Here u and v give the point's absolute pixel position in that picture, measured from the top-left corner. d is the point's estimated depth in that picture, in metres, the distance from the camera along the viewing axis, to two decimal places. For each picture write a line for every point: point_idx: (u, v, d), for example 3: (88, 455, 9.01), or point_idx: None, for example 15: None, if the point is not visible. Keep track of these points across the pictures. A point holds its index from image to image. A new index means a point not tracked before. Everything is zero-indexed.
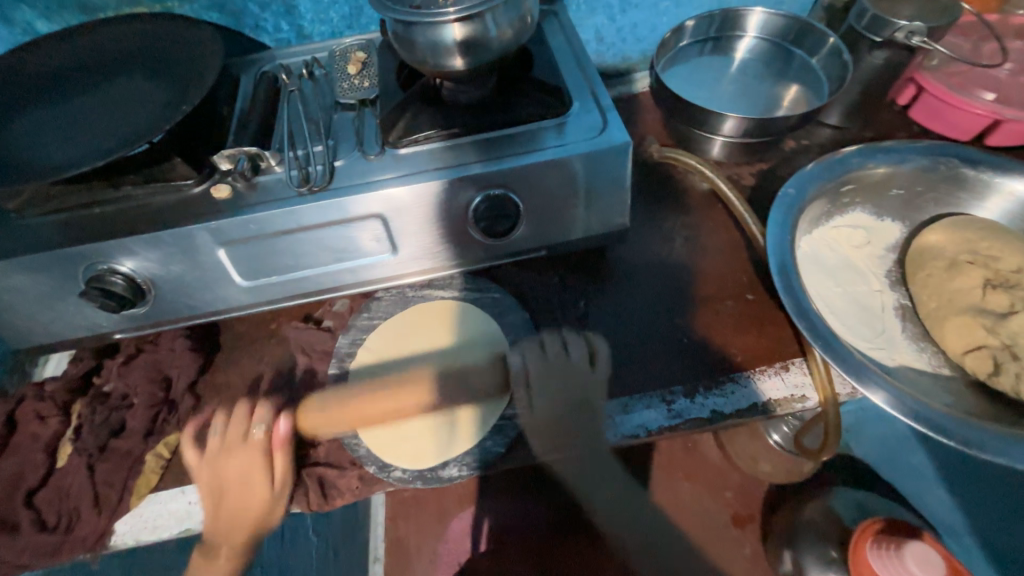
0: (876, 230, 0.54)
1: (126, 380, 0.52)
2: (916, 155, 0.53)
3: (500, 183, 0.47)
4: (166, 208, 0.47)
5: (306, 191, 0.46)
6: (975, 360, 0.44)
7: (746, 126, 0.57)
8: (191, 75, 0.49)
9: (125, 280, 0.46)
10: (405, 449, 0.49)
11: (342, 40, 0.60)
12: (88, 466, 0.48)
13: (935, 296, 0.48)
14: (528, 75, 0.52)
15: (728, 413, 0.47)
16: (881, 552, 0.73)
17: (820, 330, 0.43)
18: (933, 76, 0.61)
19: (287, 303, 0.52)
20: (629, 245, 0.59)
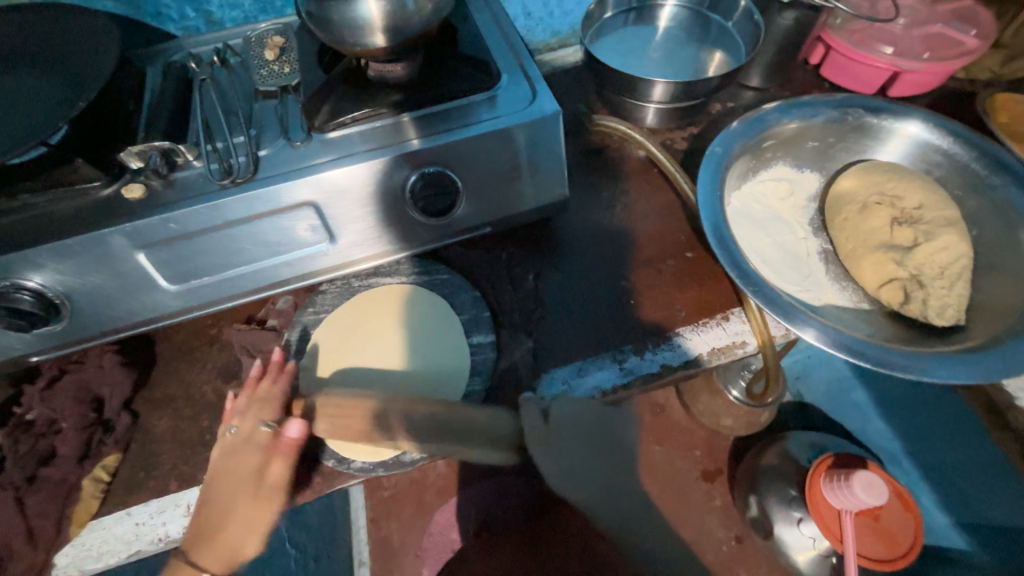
0: (797, 182, 0.57)
1: (51, 404, 0.48)
2: (826, 107, 0.56)
3: (434, 161, 0.47)
4: (72, 214, 0.43)
5: (229, 183, 0.44)
6: (888, 292, 0.48)
7: (672, 90, 0.59)
8: (84, 68, 0.45)
9: (34, 296, 0.42)
10: (366, 443, 0.48)
11: (256, 25, 0.57)
12: (16, 501, 0.44)
13: (852, 237, 0.52)
14: (454, 50, 0.51)
15: (676, 365, 0.49)
16: (832, 483, 0.79)
17: (751, 277, 0.46)
18: (839, 34, 0.65)
19: (224, 304, 0.50)
20: (573, 215, 0.59)
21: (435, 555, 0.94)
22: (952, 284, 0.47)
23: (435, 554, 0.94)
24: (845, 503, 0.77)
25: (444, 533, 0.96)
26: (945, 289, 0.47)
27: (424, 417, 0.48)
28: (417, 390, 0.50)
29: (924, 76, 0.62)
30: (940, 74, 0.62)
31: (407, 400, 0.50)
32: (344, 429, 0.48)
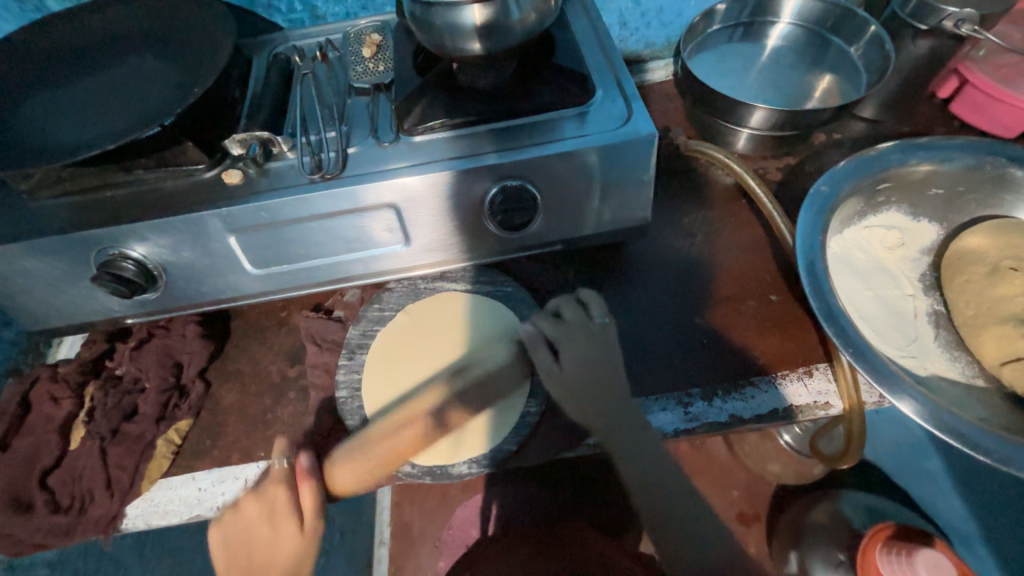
0: (912, 231, 0.51)
1: (138, 363, 0.52)
2: (960, 151, 0.49)
3: (517, 174, 0.46)
4: (176, 192, 0.46)
5: (318, 178, 0.45)
6: (1012, 373, 0.42)
7: (774, 118, 0.54)
8: (201, 55, 0.47)
9: (136, 265, 0.46)
10: (431, 445, 0.47)
11: (356, 21, 0.59)
12: (100, 450, 0.48)
13: (974, 302, 0.45)
14: (551, 60, 0.50)
15: (747, 418, 0.45)
16: (891, 557, 0.71)
17: (850, 335, 0.41)
18: (979, 67, 0.57)
19: (298, 291, 0.52)
20: (647, 240, 0.57)
21: (452, 548, 0.95)
22: None
23: (452, 547, 0.95)
24: None
25: (464, 529, 0.95)
26: None
27: (475, 427, 0.48)
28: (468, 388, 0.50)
29: None
30: None
31: (465, 403, 0.49)
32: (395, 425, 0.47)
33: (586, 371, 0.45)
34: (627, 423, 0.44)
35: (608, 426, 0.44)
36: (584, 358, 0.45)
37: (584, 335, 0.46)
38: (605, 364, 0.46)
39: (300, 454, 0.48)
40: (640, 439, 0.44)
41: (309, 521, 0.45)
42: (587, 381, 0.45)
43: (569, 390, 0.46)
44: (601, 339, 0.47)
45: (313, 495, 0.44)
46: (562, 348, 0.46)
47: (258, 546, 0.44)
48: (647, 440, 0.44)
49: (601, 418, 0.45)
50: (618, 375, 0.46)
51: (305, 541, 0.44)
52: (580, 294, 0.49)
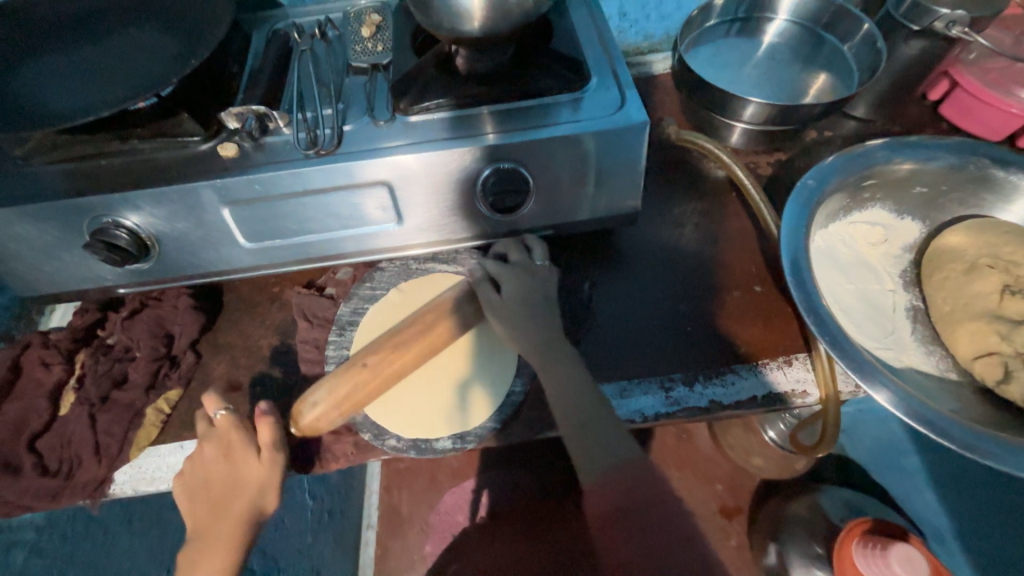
0: (895, 228, 0.52)
1: (129, 333, 0.52)
2: (944, 151, 0.51)
3: (509, 157, 0.46)
4: (172, 163, 0.46)
5: (312, 154, 0.45)
6: (983, 366, 0.43)
7: (767, 112, 0.55)
8: (200, 27, 0.47)
9: (129, 234, 0.46)
10: (437, 428, 0.48)
11: (356, 1, 0.59)
12: (89, 416, 0.49)
13: (951, 298, 0.47)
14: (547, 46, 0.50)
15: (726, 403, 0.47)
16: (866, 550, 0.72)
17: (828, 325, 0.42)
18: (970, 70, 0.58)
19: (289, 267, 0.52)
20: (638, 228, 0.57)
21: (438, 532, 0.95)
22: None
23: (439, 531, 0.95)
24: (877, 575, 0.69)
25: (451, 514, 0.95)
26: None
27: (480, 403, 0.49)
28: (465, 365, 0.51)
29: None
30: None
31: (463, 387, 0.50)
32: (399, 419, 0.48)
33: (519, 295, 0.48)
34: (558, 350, 0.46)
35: (546, 358, 0.46)
36: (521, 293, 0.48)
37: (523, 271, 0.48)
38: (538, 293, 0.48)
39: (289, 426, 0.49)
40: (579, 379, 0.45)
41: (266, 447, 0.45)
42: (523, 308, 0.47)
43: (515, 329, 0.47)
44: (540, 284, 0.49)
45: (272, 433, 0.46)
46: (505, 279, 0.48)
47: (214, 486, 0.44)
48: (574, 381, 0.44)
49: (541, 362, 0.46)
50: (542, 297, 0.48)
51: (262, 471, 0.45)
52: (526, 239, 0.51)
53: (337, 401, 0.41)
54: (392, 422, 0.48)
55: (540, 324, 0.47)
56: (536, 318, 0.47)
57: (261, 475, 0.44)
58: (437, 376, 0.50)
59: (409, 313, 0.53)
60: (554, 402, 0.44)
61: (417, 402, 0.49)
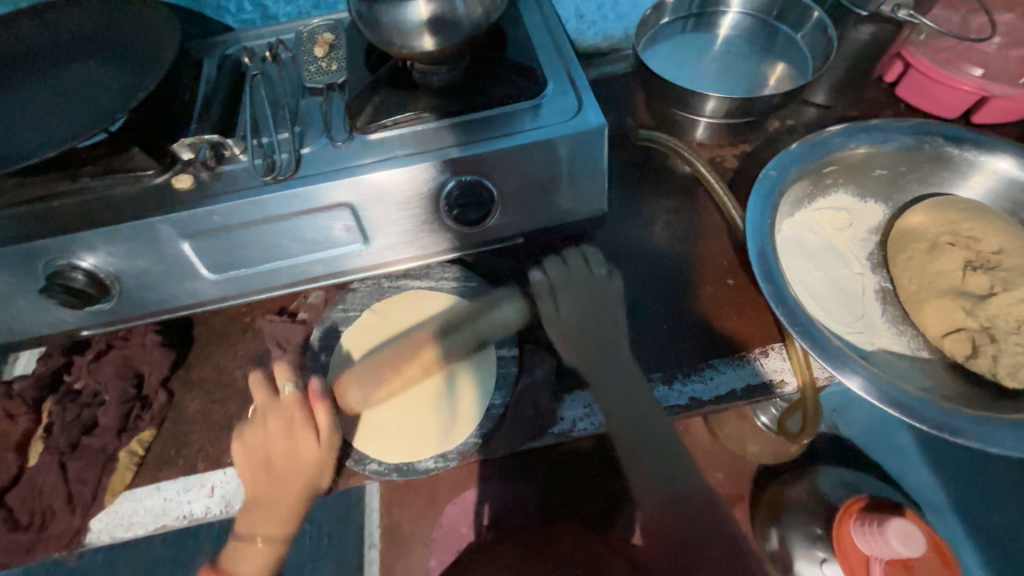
0: (859, 212, 0.53)
1: (96, 376, 0.51)
2: (900, 133, 0.51)
3: (472, 169, 0.46)
4: (126, 200, 0.45)
5: (271, 180, 0.45)
6: (953, 342, 0.44)
7: (727, 106, 0.55)
8: (145, 58, 0.46)
9: (86, 276, 0.45)
10: (416, 447, 0.48)
11: (308, 20, 0.58)
12: (60, 465, 0.47)
13: (916, 277, 0.47)
14: (502, 55, 0.50)
15: (706, 399, 0.47)
16: (864, 526, 0.73)
17: (798, 315, 0.43)
18: (921, 51, 0.59)
19: (258, 296, 0.51)
20: (610, 229, 0.57)
21: (442, 546, 0.93)
22: None
23: (442, 545, 0.94)
24: (877, 550, 0.71)
25: (454, 526, 0.95)
26: (1021, 346, 0.42)
27: (466, 417, 0.49)
28: (461, 376, 0.51)
29: (1014, 103, 0.56)
30: None
31: (448, 403, 0.50)
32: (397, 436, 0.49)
33: (580, 314, 0.50)
34: (604, 357, 0.48)
35: (596, 370, 0.48)
36: (582, 305, 0.50)
37: (585, 284, 0.51)
38: (603, 318, 0.50)
39: None
40: (633, 396, 0.47)
41: (326, 432, 0.48)
42: (583, 335, 0.49)
43: (567, 340, 0.50)
44: (600, 297, 0.51)
45: (330, 415, 0.48)
46: (560, 295, 0.51)
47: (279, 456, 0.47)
48: (636, 395, 0.46)
49: (593, 364, 0.49)
50: (614, 320, 0.50)
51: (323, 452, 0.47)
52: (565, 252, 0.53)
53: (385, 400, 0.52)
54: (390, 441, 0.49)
55: (591, 327, 0.50)
56: (605, 332, 0.49)
57: (321, 455, 0.47)
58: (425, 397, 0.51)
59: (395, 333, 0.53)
60: (612, 413, 0.46)
61: (401, 426, 0.50)
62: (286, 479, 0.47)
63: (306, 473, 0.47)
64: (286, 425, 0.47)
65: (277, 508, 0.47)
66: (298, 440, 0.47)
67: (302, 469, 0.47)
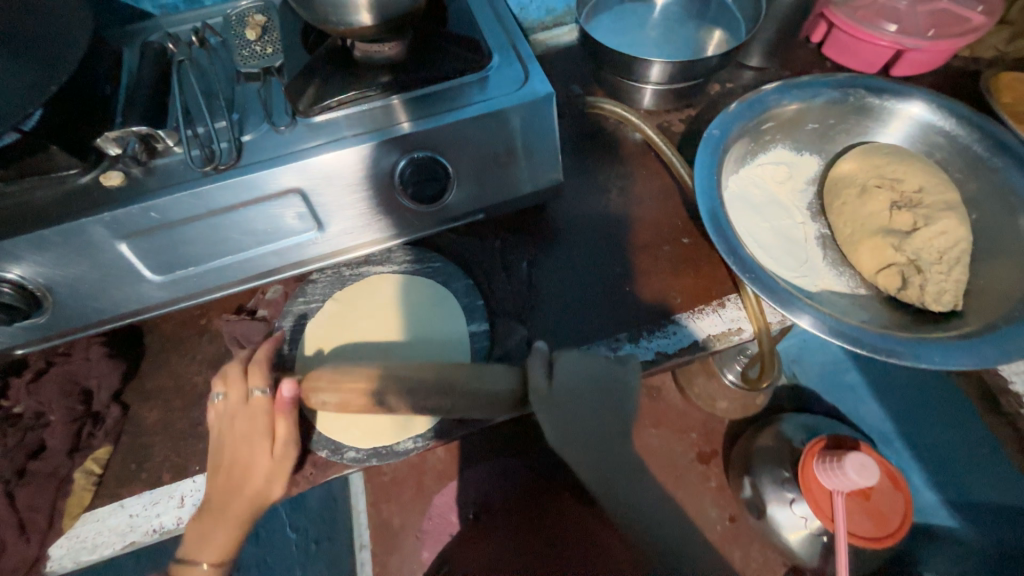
0: (797, 165, 0.56)
1: (37, 397, 0.48)
2: (827, 88, 0.55)
3: (423, 146, 0.45)
4: (50, 203, 0.42)
5: (211, 171, 0.42)
6: (885, 277, 0.47)
7: (670, 70, 0.57)
8: (53, 46, 0.42)
9: (13, 288, 0.41)
10: (375, 431, 0.48)
11: (236, 3, 0.55)
12: (6, 493, 0.44)
13: (850, 221, 0.51)
14: (444, 29, 0.49)
15: (671, 353, 0.49)
16: (824, 465, 0.78)
17: (747, 263, 0.45)
18: (842, 10, 0.63)
19: (211, 295, 0.49)
20: (568, 200, 0.58)
21: (434, 537, 0.93)
22: (950, 268, 0.47)
23: (435, 535, 0.93)
24: (838, 486, 0.75)
25: (443, 516, 0.95)
26: (942, 274, 0.46)
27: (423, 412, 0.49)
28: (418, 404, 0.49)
29: (926, 55, 0.61)
30: (943, 52, 0.61)
31: None
32: (361, 425, 0.48)
33: (584, 381, 0.46)
34: (611, 409, 0.47)
35: (560, 414, 0.46)
36: (581, 372, 0.46)
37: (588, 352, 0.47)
38: (594, 379, 0.46)
39: None
40: (590, 407, 0.46)
41: (281, 442, 0.45)
42: (581, 397, 0.46)
43: (557, 405, 0.45)
44: (610, 373, 0.46)
45: (291, 428, 0.45)
46: (558, 369, 0.45)
47: (237, 452, 0.44)
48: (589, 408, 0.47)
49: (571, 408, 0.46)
50: (623, 371, 0.47)
51: (277, 462, 0.44)
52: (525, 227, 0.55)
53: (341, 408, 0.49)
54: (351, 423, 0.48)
55: (593, 377, 0.46)
56: (602, 364, 0.47)
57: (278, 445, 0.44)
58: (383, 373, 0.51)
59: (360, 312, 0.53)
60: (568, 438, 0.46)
61: (362, 406, 0.49)
62: (236, 487, 0.44)
63: (253, 491, 0.44)
64: (248, 430, 0.44)
65: (224, 522, 0.45)
66: (255, 449, 0.44)
67: (252, 477, 0.44)
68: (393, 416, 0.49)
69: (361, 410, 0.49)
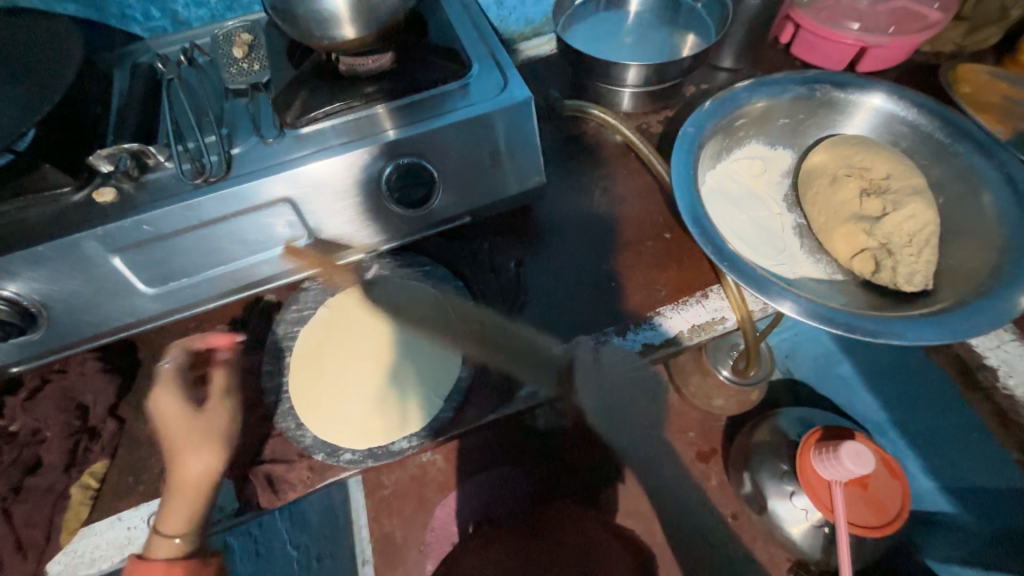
0: (770, 159, 0.59)
1: (34, 414, 0.48)
2: (794, 84, 0.57)
3: (409, 152, 0.47)
4: (44, 221, 0.43)
5: (202, 183, 0.44)
6: (860, 262, 0.49)
7: (645, 73, 0.59)
8: (43, 69, 0.43)
9: (9, 305, 0.42)
10: (368, 436, 0.49)
11: (223, 24, 0.57)
12: (3, 511, 0.45)
13: (824, 209, 0.53)
14: (425, 41, 0.51)
15: (658, 344, 0.50)
16: (821, 456, 0.78)
17: (726, 253, 0.46)
18: (806, 12, 0.66)
19: (205, 305, 0.50)
20: (553, 202, 0.60)
21: (438, 547, 0.90)
22: (920, 250, 0.49)
23: (438, 546, 0.90)
24: (835, 475, 0.75)
25: (446, 527, 0.91)
26: (913, 257, 0.48)
27: (417, 411, 0.50)
28: (412, 385, 0.52)
29: (889, 50, 0.64)
30: (905, 47, 0.64)
31: (400, 388, 0.52)
32: (354, 433, 0.49)
33: (553, 328, 0.51)
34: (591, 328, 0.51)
35: (534, 356, 0.50)
36: (552, 321, 0.52)
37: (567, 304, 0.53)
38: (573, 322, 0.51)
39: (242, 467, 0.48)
40: (574, 351, 0.50)
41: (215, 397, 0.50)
42: (560, 346, 0.50)
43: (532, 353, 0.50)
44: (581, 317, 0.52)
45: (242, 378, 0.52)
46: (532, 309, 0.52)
47: (170, 417, 0.48)
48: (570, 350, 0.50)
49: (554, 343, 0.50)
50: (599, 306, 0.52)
51: (214, 417, 0.49)
52: (508, 223, 0.58)
53: (335, 418, 0.50)
54: (345, 430, 0.49)
55: (563, 326, 0.51)
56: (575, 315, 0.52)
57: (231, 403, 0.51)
58: (376, 382, 0.53)
59: (351, 324, 0.55)
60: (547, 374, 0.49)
61: (357, 414, 0.50)
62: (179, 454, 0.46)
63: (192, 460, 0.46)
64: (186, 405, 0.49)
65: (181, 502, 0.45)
66: (194, 419, 0.48)
67: (185, 443, 0.47)
68: (386, 421, 0.50)
69: (354, 417, 0.50)
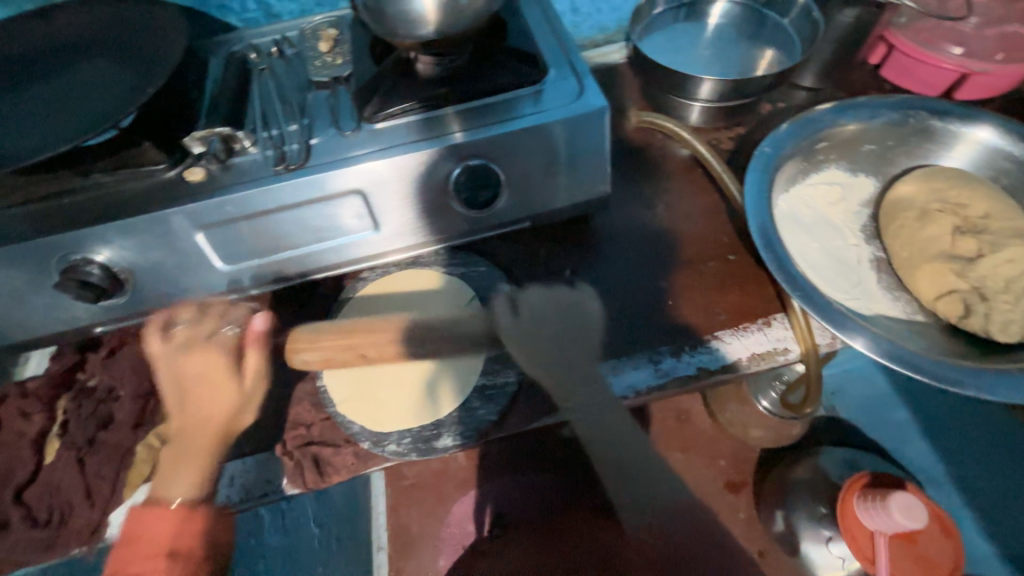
0: (851, 186, 0.55)
1: (110, 373, 0.51)
2: (885, 109, 0.54)
3: (479, 153, 0.47)
4: (137, 195, 0.46)
5: (283, 169, 0.46)
6: (946, 304, 0.46)
7: (721, 88, 0.58)
8: (152, 53, 0.47)
9: (101, 269, 0.45)
10: (400, 420, 0.49)
11: (311, 17, 0.59)
12: (77, 461, 0.48)
13: (907, 245, 0.50)
14: (503, 44, 0.52)
15: (713, 369, 0.48)
16: (865, 502, 0.73)
17: (798, 281, 0.44)
18: (903, 33, 0.62)
19: (271, 284, 0.52)
20: (611, 213, 0.59)
21: (450, 547, 0.88)
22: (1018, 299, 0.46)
23: (450, 547, 0.88)
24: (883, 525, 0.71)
25: (461, 525, 0.89)
26: (1009, 304, 0.45)
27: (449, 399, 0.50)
28: (444, 374, 0.51)
29: (993, 78, 0.59)
30: (1012, 76, 0.59)
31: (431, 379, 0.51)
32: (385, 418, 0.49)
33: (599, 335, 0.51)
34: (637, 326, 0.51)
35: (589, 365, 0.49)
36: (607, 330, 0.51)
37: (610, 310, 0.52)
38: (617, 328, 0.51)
39: (286, 445, 0.48)
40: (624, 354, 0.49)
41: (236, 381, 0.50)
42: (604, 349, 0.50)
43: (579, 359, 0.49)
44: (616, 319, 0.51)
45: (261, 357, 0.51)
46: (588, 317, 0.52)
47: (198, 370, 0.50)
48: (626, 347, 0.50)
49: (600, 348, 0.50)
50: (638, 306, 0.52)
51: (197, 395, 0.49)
52: (566, 231, 0.57)
53: (365, 403, 0.50)
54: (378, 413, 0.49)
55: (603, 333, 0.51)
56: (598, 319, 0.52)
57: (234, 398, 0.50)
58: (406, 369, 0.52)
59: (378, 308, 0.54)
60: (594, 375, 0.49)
61: (387, 399, 0.50)
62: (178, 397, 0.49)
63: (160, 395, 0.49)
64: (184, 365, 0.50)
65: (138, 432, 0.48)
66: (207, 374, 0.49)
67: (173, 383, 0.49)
68: (418, 407, 0.50)
69: (385, 401, 0.50)
